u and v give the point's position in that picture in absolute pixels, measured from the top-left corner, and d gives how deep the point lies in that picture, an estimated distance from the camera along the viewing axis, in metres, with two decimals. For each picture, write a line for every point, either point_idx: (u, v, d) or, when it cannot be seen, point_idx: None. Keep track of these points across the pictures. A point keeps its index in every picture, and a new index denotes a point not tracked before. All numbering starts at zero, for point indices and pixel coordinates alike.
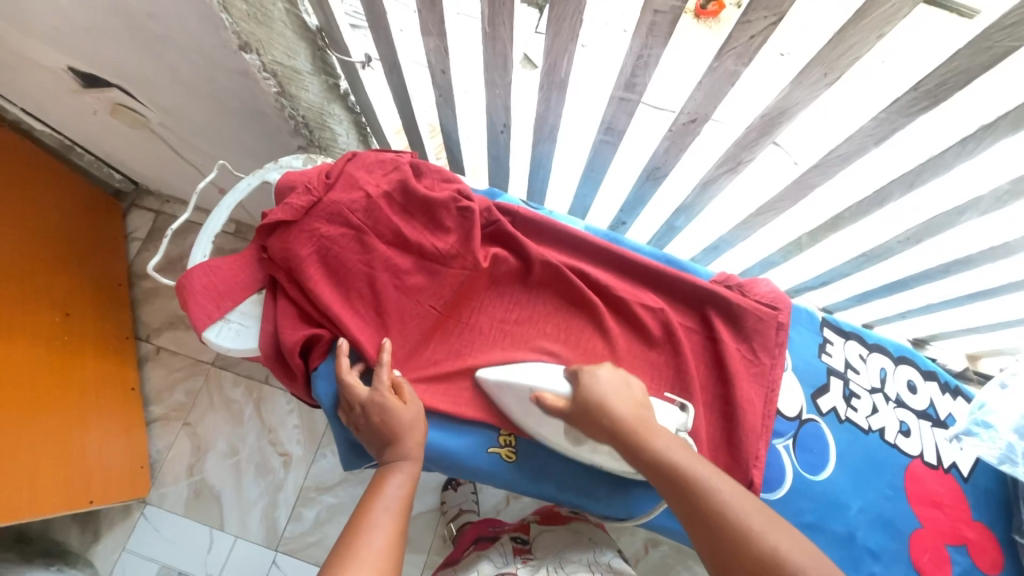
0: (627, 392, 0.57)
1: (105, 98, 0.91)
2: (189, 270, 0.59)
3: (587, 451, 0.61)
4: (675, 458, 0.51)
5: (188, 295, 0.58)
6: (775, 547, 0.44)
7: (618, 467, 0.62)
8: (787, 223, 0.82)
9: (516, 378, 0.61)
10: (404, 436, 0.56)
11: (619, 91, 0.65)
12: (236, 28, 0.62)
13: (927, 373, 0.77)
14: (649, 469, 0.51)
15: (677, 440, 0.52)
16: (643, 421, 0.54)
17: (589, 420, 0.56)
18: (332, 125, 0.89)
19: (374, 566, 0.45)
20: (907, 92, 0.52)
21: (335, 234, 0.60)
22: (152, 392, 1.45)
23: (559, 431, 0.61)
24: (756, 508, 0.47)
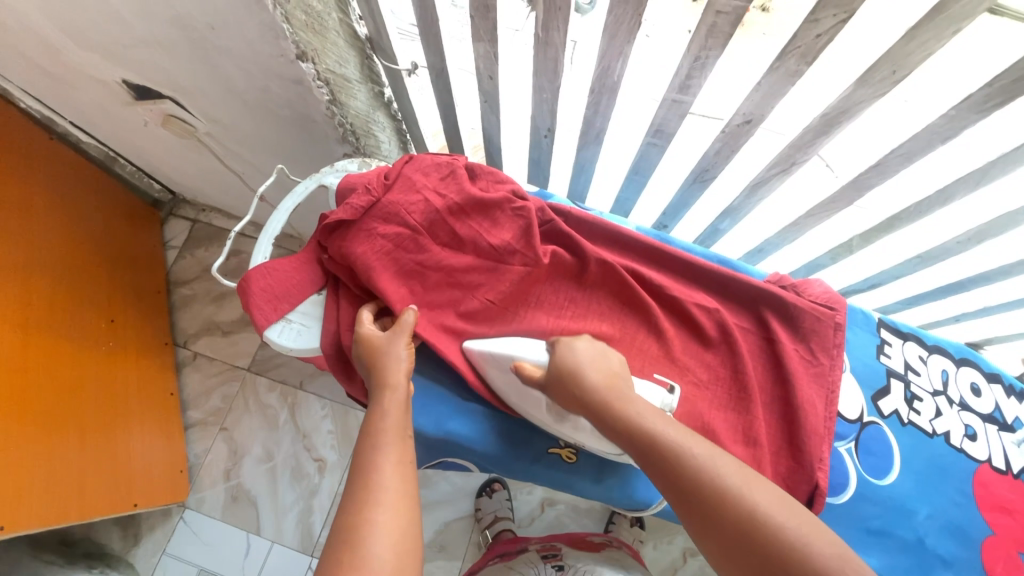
0: (604, 365, 0.55)
1: (156, 110, 0.94)
2: (248, 272, 0.59)
3: (570, 429, 0.59)
4: (648, 423, 0.49)
5: (249, 297, 0.58)
6: (753, 502, 0.42)
7: (602, 448, 0.60)
8: (837, 226, 0.80)
9: (497, 350, 0.59)
10: (379, 362, 0.54)
11: (672, 93, 0.64)
12: (295, 37, 0.63)
13: (991, 375, 0.75)
14: (621, 435, 0.50)
15: (650, 405, 0.51)
16: (616, 389, 0.52)
17: (563, 393, 0.54)
18: (376, 132, 0.90)
19: (389, 487, 0.45)
20: (982, 87, 0.50)
21: (393, 236, 0.58)
22: (189, 396, 1.48)
23: (544, 408, 0.59)
24: (730, 463, 0.45)
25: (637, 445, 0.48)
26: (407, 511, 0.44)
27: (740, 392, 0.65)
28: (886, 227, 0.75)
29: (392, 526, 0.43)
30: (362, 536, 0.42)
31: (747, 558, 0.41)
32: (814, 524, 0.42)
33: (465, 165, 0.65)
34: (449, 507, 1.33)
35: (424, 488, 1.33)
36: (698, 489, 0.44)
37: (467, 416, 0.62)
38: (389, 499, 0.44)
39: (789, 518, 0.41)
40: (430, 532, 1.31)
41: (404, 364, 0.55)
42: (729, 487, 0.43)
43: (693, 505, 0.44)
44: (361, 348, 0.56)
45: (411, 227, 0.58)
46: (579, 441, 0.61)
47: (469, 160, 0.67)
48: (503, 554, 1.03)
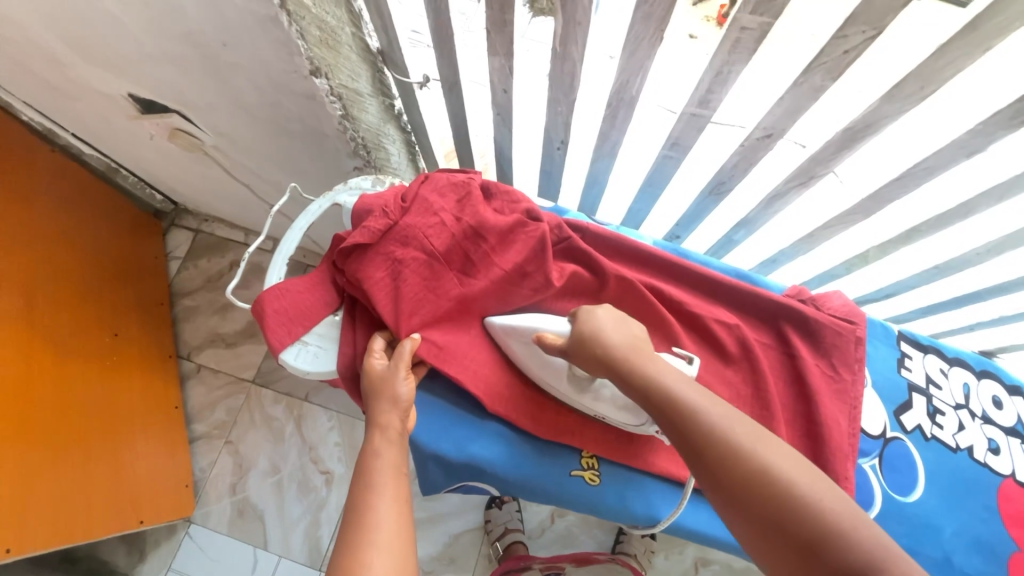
0: (625, 327, 0.54)
1: (163, 124, 0.92)
2: (263, 292, 0.58)
3: (590, 399, 0.59)
4: (666, 383, 0.49)
5: (264, 319, 0.57)
6: (765, 459, 0.43)
7: (622, 419, 0.59)
8: (854, 238, 0.80)
9: (520, 324, 0.59)
10: (379, 398, 0.54)
11: (691, 107, 0.64)
12: (309, 54, 0.62)
13: (1012, 388, 0.74)
14: (641, 394, 0.50)
15: (671, 364, 0.51)
16: (636, 349, 0.52)
17: (582, 355, 0.53)
18: (387, 144, 0.89)
19: (382, 531, 0.45)
20: (1011, 104, 0.50)
21: (410, 259, 0.56)
22: (194, 410, 1.46)
23: (563, 375, 0.58)
24: (744, 422, 0.46)
25: (654, 403, 0.49)
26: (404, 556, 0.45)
27: (762, 410, 0.64)
28: (904, 238, 0.74)
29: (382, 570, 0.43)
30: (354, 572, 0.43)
31: (752, 510, 0.43)
32: (820, 481, 0.43)
33: (480, 185, 0.64)
34: (459, 518, 1.32)
35: (433, 500, 1.32)
36: (713, 448, 0.45)
37: (488, 438, 0.61)
38: (382, 540, 0.45)
39: (799, 474, 0.43)
40: (440, 544, 1.29)
41: (402, 404, 0.54)
42: (743, 444, 0.44)
43: (707, 464, 0.45)
44: (366, 383, 0.55)
45: (427, 250, 0.57)
46: (596, 412, 0.60)
47: (484, 178, 0.66)
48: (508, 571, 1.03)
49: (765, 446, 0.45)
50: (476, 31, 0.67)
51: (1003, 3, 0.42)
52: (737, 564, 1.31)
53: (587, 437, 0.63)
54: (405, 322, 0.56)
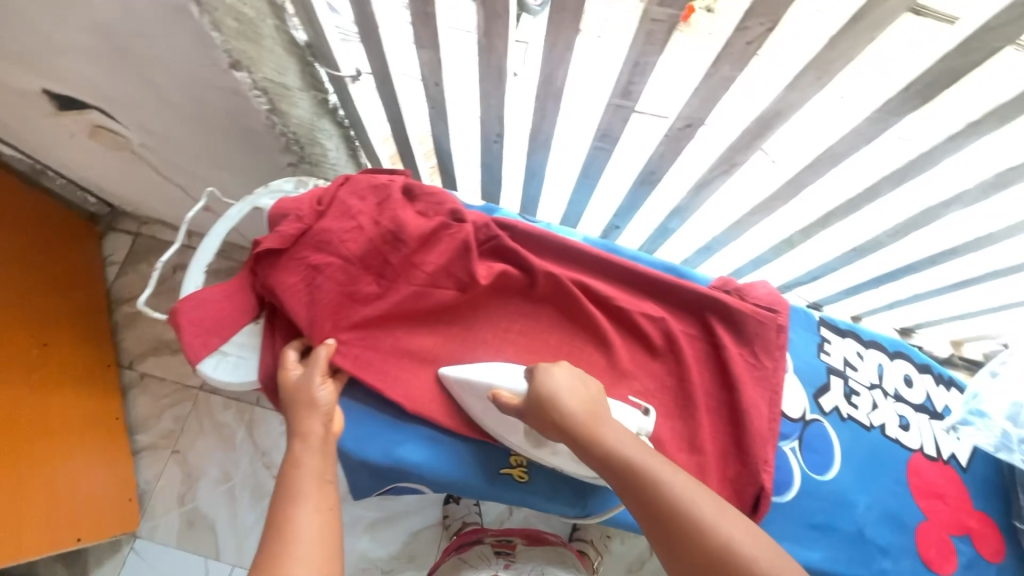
0: (583, 389, 0.55)
1: (82, 120, 0.88)
2: (179, 302, 0.56)
3: (548, 453, 0.60)
4: (619, 445, 0.50)
5: (179, 331, 0.55)
6: (729, 536, 0.44)
7: (578, 470, 0.61)
8: (779, 222, 0.83)
9: (473, 377, 0.59)
10: (299, 406, 0.53)
11: (615, 99, 0.65)
12: (227, 46, 0.60)
13: (922, 366, 0.78)
14: (604, 463, 0.50)
15: (629, 433, 0.52)
16: (595, 415, 0.53)
17: (543, 419, 0.54)
18: (323, 140, 0.87)
19: (306, 542, 0.44)
20: (900, 92, 0.53)
21: (326, 265, 0.56)
22: (138, 419, 1.41)
23: (519, 430, 0.60)
24: (706, 496, 0.47)
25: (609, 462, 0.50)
26: (326, 562, 0.44)
27: (684, 399, 0.67)
28: (821, 223, 0.78)
29: None
30: None
31: None
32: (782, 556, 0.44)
33: (404, 184, 0.63)
34: (417, 515, 1.31)
35: (390, 499, 1.31)
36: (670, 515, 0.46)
37: (416, 441, 0.61)
38: (305, 551, 0.44)
39: (758, 549, 0.44)
40: (398, 543, 1.29)
41: (323, 408, 0.54)
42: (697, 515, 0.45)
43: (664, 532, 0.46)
44: (285, 391, 0.55)
45: (342, 255, 0.56)
46: (557, 464, 0.61)
47: (409, 177, 0.65)
48: (459, 546, 1.04)
49: (727, 520, 0.46)
50: (401, 23, 0.66)
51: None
52: None
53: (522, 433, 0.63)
54: (318, 328, 0.56)
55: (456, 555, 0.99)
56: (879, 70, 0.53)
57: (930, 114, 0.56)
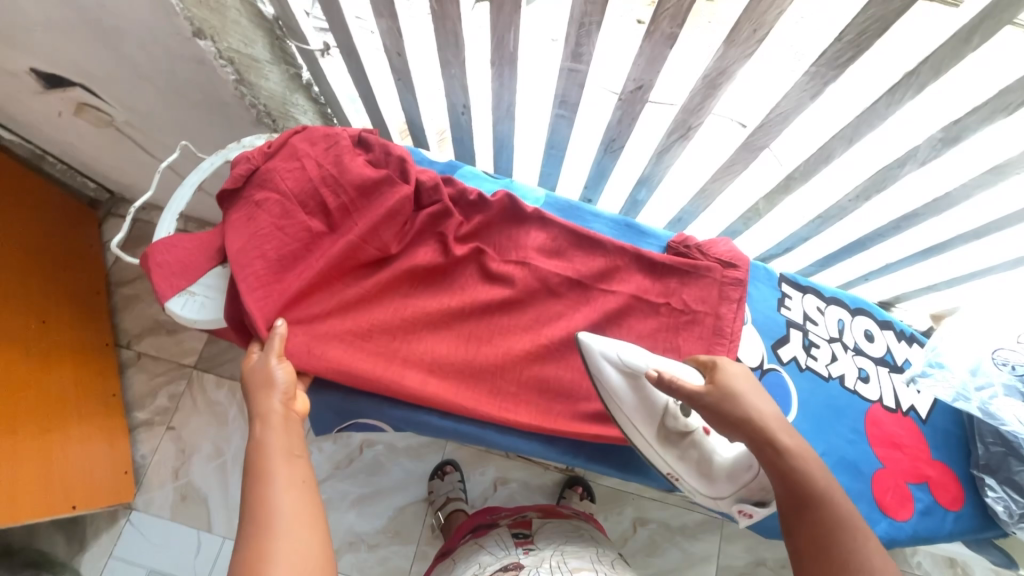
0: (771, 404, 0.57)
1: (68, 98, 0.90)
2: (152, 246, 0.61)
3: (675, 454, 0.65)
4: (826, 485, 0.51)
5: (148, 272, 0.59)
6: None
7: (695, 480, 0.66)
8: (742, 190, 0.85)
9: (632, 358, 0.62)
10: (257, 391, 0.53)
11: (567, 62, 0.67)
12: (188, 13, 0.63)
13: (883, 323, 0.80)
14: (787, 480, 0.53)
15: (828, 471, 0.53)
16: (794, 438, 0.55)
17: (725, 414, 0.56)
18: (297, 115, 0.91)
19: (287, 515, 0.45)
20: (833, 43, 0.54)
21: (264, 203, 0.60)
22: (134, 398, 1.45)
23: (659, 420, 0.64)
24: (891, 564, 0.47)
25: (796, 505, 0.52)
26: (312, 527, 0.45)
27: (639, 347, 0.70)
28: (782, 188, 0.79)
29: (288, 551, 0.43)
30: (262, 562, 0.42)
31: None
32: None
33: (358, 136, 0.67)
34: (402, 492, 1.33)
35: (376, 474, 1.33)
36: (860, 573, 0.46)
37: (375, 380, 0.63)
38: (284, 523, 0.44)
39: None
40: (384, 518, 1.31)
41: (281, 387, 0.54)
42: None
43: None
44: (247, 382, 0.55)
45: (281, 194, 0.60)
46: (671, 470, 0.66)
47: (366, 132, 0.68)
48: (473, 530, 0.99)
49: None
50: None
51: None
52: (673, 522, 1.32)
53: (450, 385, 0.64)
54: (243, 263, 0.58)
55: (472, 539, 0.94)
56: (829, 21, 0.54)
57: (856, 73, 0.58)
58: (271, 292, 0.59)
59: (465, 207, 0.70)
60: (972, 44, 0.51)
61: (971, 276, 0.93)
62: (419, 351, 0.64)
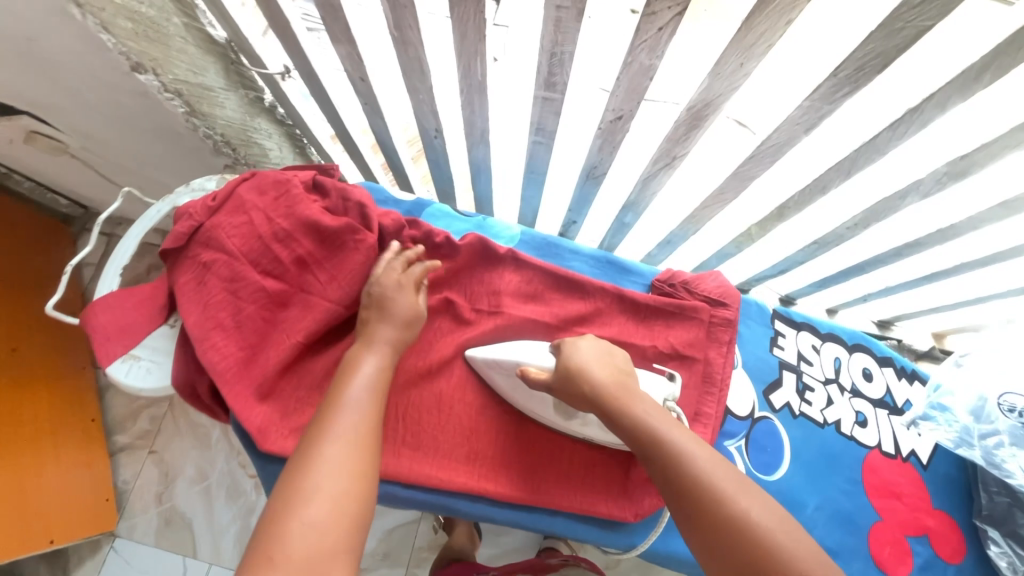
0: (609, 360, 0.54)
1: (17, 127, 0.83)
2: (92, 305, 0.57)
3: (578, 425, 0.59)
4: (652, 424, 0.47)
5: (90, 335, 0.56)
6: (747, 511, 0.41)
7: (604, 438, 0.60)
8: (732, 218, 0.79)
9: (501, 357, 0.59)
10: (393, 325, 0.55)
11: (540, 90, 0.61)
12: (122, 49, 0.57)
13: (883, 359, 0.76)
14: (628, 434, 0.48)
15: (656, 404, 0.50)
16: (623, 386, 0.51)
17: (570, 391, 0.53)
18: (260, 140, 0.85)
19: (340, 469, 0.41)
20: (828, 77, 0.47)
21: (210, 262, 0.57)
22: (115, 420, 1.41)
23: (549, 404, 0.59)
24: (726, 469, 0.44)
25: (643, 453, 0.47)
26: (355, 477, 0.41)
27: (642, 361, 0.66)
28: (776, 216, 0.75)
29: (320, 515, 0.38)
30: (292, 513, 0.37)
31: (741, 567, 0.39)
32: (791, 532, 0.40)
33: (313, 181, 0.63)
34: (389, 515, 1.23)
35: None
36: (759, 553, 0.39)
37: None
38: (333, 473, 0.40)
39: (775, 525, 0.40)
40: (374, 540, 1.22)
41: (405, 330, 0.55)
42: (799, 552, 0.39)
43: None
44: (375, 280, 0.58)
45: (229, 253, 0.57)
46: (586, 435, 0.61)
47: (321, 177, 0.64)
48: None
49: (750, 497, 0.42)
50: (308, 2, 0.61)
51: None
52: None
53: (419, 454, 0.58)
54: (199, 331, 0.54)
55: None
56: (792, 77, 0.50)
57: (846, 117, 0.53)
58: (228, 360, 0.55)
59: (433, 250, 0.65)
60: (981, 83, 0.45)
61: (973, 299, 0.89)
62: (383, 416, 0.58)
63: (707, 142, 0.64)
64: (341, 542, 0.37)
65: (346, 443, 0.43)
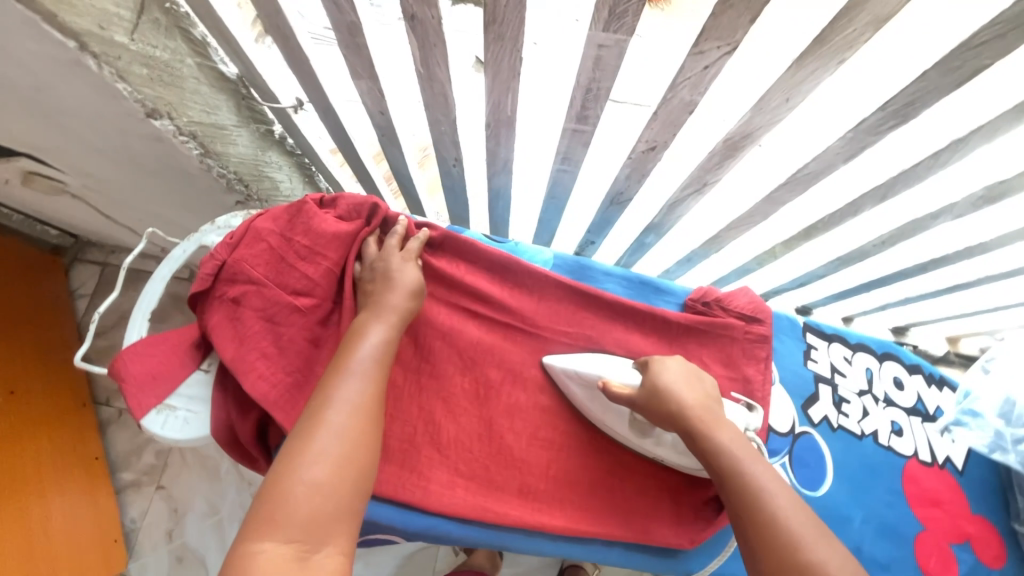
0: (697, 385, 0.55)
1: (14, 168, 0.79)
2: (121, 352, 0.53)
3: (652, 443, 0.60)
4: (735, 454, 0.48)
5: (124, 384, 0.52)
6: (818, 559, 0.41)
7: (680, 462, 0.61)
8: (758, 237, 0.80)
9: (585, 369, 0.60)
10: (393, 289, 0.53)
11: (571, 123, 0.60)
12: (138, 96, 0.55)
13: (912, 367, 0.77)
14: (706, 458, 0.49)
15: (743, 439, 0.50)
16: (709, 412, 0.52)
17: (651, 407, 0.54)
18: (271, 173, 0.82)
19: (346, 437, 0.40)
20: (874, 111, 0.48)
21: (239, 297, 0.54)
22: (118, 457, 1.26)
23: (623, 419, 0.60)
24: (805, 517, 0.44)
25: (721, 478, 0.48)
26: (358, 447, 0.40)
27: None
28: (804, 236, 0.76)
29: (321, 479, 0.37)
30: (293, 467, 0.37)
31: None
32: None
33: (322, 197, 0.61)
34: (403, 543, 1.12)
35: None
36: None
37: (382, 497, 0.53)
38: (339, 437, 0.40)
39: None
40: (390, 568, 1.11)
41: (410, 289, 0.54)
42: None
43: None
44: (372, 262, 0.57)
45: (257, 283, 0.54)
46: (655, 455, 0.62)
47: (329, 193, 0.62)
48: None
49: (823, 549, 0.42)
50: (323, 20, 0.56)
51: (846, 18, 0.38)
52: None
53: (474, 483, 0.57)
54: (245, 368, 0.51)
55: None
56: (833, 113, 0.50)
57: (886, 148, 0.54)
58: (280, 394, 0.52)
59: (473, 275, 0.64)
60: None
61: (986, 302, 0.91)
62: (438, 443, 0.57)
63: (739, 171, 0.64)
64: (341, 507, 0.37)
65: (353, 411, 0.42)
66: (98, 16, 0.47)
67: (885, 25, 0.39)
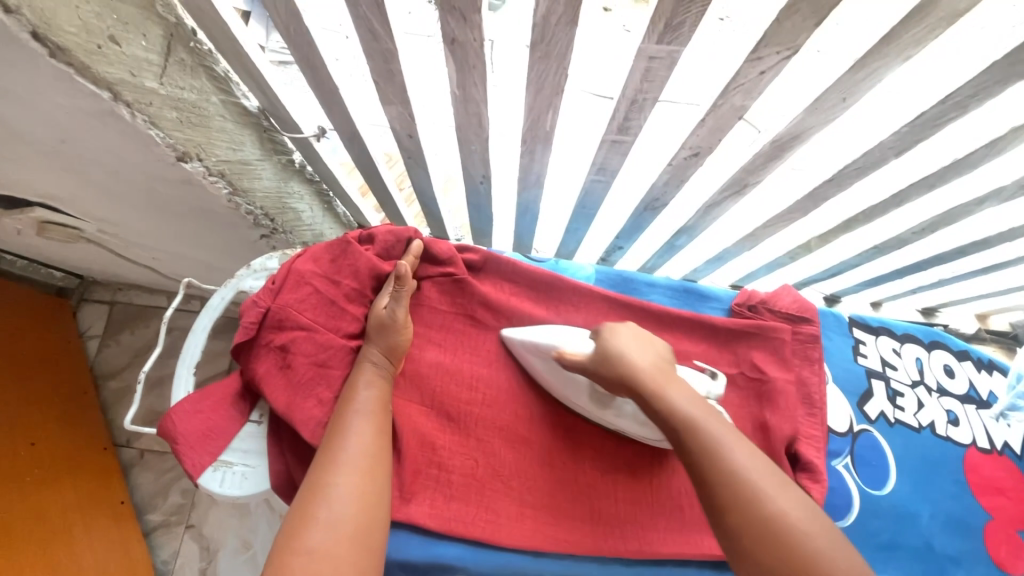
0: (652, 349, 0.51)
1: (27, 219, 0.76)
2: (172, 410, 0.52)
3: (612, 415, 0.57)
4: (687, 410, 0.45)
5: (177, 444, 0.51)
6: (781, 509, 0.39)
7: (641, 433, 0.57)
8: (795, 232, 0.79)
9: (538, 339, 0.58)
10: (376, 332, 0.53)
11: (611, 135, 0.59)
12: (170, 141, 0.53)
13: (960, 353, 0.76)
14: (661, 420, 0.45)
15: (694, 394, 0.46)
16: (662, 370, 0.48)
17: (606, 374, 0.50)
18: (293, 204, 0.81)
19: (351, 493, 0.42)
20: (935, 104, 0.47)
21: (289, 344, 0.52)
22: (143, 499, 1.20)
23: (583, 389, 0.57)
24: (764, 465, 0.41)
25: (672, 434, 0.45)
26: (362, 502, 0.42)
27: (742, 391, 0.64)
28: (843, 228, 0.75)
29: (325, 539, 0.38)
30: (302, 528, 0.39)
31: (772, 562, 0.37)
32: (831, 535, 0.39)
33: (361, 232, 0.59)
34: None
35: None
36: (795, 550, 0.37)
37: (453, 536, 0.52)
38: (343, 494, 0.41)
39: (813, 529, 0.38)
40: None
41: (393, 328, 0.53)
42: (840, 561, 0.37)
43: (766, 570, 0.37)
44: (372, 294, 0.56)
45: (307, 328, 0.52)
46: (614, 426, 0.59)
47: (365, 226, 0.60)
48: None
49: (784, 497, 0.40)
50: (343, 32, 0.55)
51: (921, 14, 0.37)
52: None
53: (542, 514, 0.56)
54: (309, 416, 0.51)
55: None
56: (895, 105, 0.49)
57: (942, 139, 0.53)
58: None
59: (513, 296, 0.63)
60: None
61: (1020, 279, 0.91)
62: (502, 477, 0.56)
63: (783, 169, 0.64)
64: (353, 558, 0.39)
65: (357, 471, 0.43)
66: (129, 63, 0.45)
67: (960, 18, 0.38)
